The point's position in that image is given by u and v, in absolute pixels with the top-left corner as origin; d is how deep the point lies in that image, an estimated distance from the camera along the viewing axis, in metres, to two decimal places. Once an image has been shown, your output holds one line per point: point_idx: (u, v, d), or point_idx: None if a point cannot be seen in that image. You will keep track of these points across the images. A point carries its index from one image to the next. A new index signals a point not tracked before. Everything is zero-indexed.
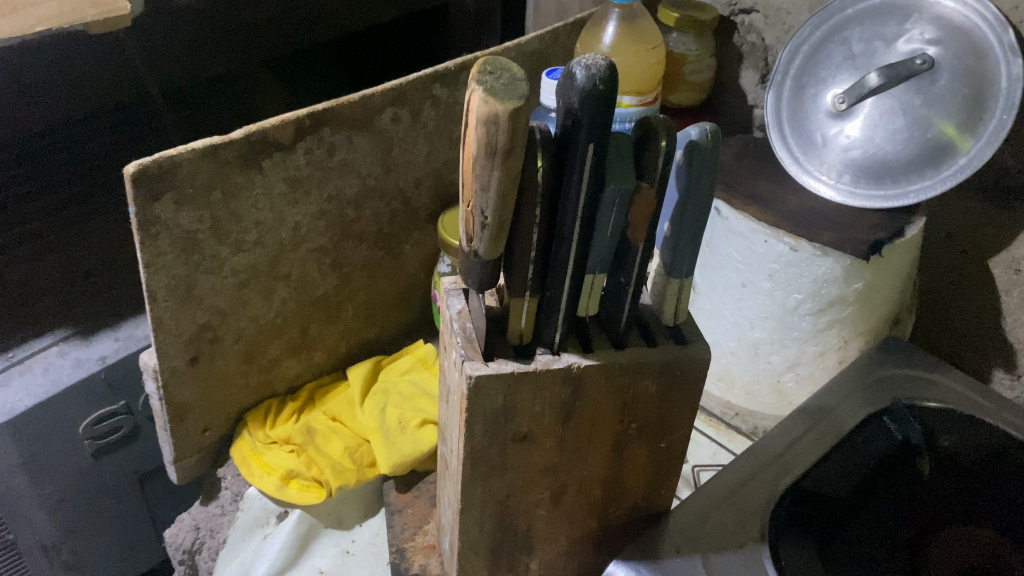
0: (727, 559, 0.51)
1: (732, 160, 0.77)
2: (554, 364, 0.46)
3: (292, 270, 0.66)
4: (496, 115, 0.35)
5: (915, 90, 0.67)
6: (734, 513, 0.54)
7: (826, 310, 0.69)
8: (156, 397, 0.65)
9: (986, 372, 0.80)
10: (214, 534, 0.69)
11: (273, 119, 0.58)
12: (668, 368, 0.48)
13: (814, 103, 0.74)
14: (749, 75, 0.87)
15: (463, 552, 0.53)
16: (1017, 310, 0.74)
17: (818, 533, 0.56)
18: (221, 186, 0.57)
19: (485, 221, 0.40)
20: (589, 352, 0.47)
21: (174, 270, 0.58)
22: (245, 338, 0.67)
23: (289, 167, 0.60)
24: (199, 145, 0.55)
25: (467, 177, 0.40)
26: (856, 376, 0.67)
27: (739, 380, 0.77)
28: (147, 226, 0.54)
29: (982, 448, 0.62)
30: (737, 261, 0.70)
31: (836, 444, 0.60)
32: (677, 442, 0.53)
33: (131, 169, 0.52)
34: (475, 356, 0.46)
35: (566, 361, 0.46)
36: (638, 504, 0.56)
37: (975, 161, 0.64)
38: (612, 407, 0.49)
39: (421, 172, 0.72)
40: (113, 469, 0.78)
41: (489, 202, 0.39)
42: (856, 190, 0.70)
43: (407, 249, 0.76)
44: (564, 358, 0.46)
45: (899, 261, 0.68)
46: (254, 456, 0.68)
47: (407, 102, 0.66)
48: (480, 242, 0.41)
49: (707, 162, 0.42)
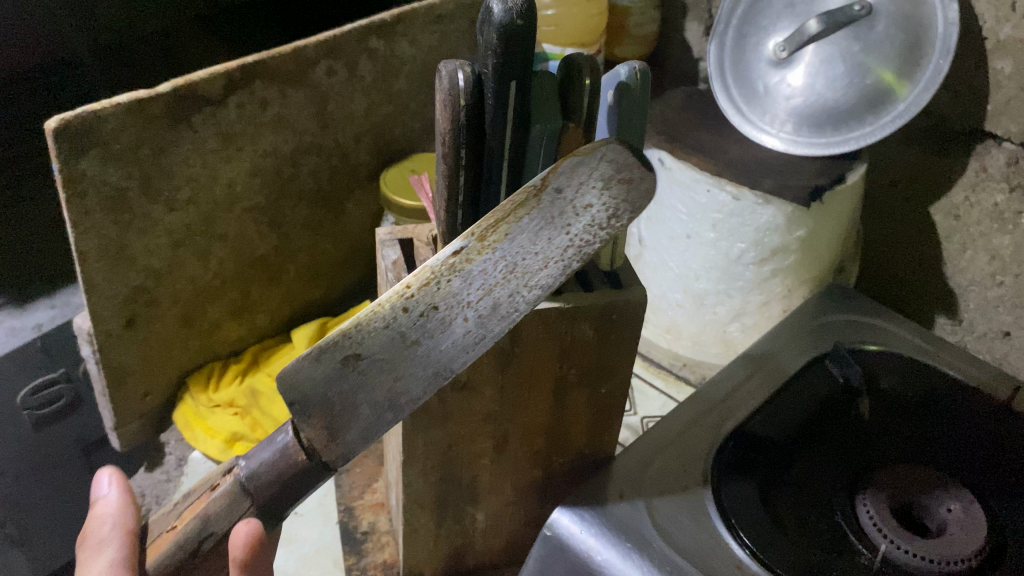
0: (668, 502, 0.52)
1: (675, 112, 0.78)
2: (582, 199, 0.37)
3: (228, 230, 0.66)
4: (490, 35, 0.37)
5: (854, 38, 0.66)
6: (676, 458, 0.55)
7: (769, 259, 0.70)
8: (92, 361, 0.64)
9: (930, 319, 0.81)
10: (161, 501, 0.70)
11: (201, 73, 0.57)
12: (605, 314, 0.47)
13: (755, 51, 0.73)
14: (694, 28, 0.86)
15: (407, 505, 0.53)
16: (957, 255, 0.75)
17: (759, 474, 0.56)
18: (149, 141, 0.56)
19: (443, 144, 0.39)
20: (434, 304, 0.37)
21: (104, 229, 0.57)
22: (183, 299, 0.66)
23: (204, 134, 0.59)
24: (125, 99, 0.53)
25: (445, 109, 0.38)
26: (800, 322, 0.68)
27: (686, 331, 0.78)
28: (73, 183, 0.53)
29: (922, 390, 0.63)
30: (681, 211, 0.71)
31: (777, 388, 0.61)
32: (617, 386, 0.52)
33: (52, 124, 0.50)
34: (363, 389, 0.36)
35: (508, 261, 0.37)
36: (582, 451, 0.56)
37: (914, 107, 0.65)
38: (552, 353, 0.48)
39: (360, 128, 0.71)
40: (57, 441, 0.76)
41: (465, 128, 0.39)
42: (799, 138, 0.70)
43: (349, 207, 0.76)
44: (627, 204, 0.37)
45: (841, 208, 0.69)
46: (197, 420, 0.69)
47: (342, 55, 0.64)
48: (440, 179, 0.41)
49: (636, 102, 0.42)
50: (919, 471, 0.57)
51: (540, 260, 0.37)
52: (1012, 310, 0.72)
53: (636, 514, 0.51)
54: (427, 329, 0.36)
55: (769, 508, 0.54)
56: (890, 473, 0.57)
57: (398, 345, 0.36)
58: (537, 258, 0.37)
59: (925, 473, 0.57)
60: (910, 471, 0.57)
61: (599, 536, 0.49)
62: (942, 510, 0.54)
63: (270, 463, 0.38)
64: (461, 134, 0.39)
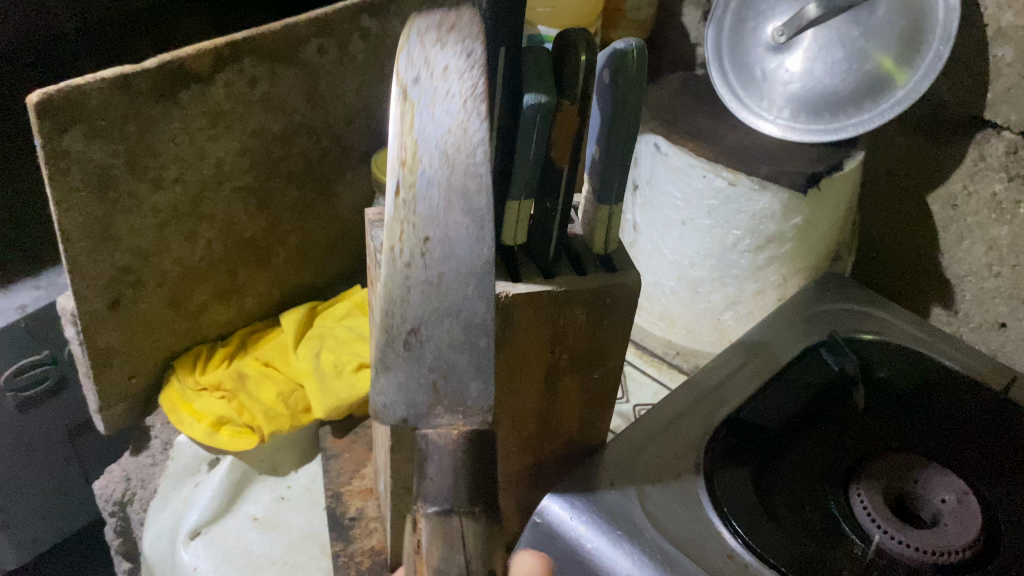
0: (659, 490, 0.51)
1: (672, 97, 0.77)
2: (433, 65, 0.34)
3: (216, 211, 0.65)
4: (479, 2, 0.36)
5: (853, 22, 0.66)
6: (668, 446, 0.54)
7: (765, 246, 0.70)
8: (77, 342, 0.63)
9: (925, 309, 0.80)
10: (146, 484, 0.70)
11: (188, 49, 0.56)
12: (598, 297, 0.46)
13: (754, 36, 0.72)
14: (691, 13, 0.85)
15: (395, 490, 0.52)
16: (954, 245, 0.74)
17: (753, 463, 0.55)
18: (135, 118, 0.55)
19: None
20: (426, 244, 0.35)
21: (88, 208, 0.56)
22: (169, 281, 0.65)
23: (192, 112, 0.58)
24: (110, 74, 0.52)
25: None
26: (795, 310, 0.67)
27: (680, 319, 0.78)
28: (56, 160, 0.52)
29: (918, 380, 0.63)
30: (676, 198, 0.70)
31: (772, 377, 0.61)
32: (608, 372, 0.52)
33: (34, 99, 0.49)
34: (466, 354, 0.36)
35: (441, 174, 0.35)
36: (572, 437, 0.55)
37: (913, 94, 0.64)
38: (544, 338, 0.47)
39: (353, 109, 0.70)
40: (42, 424, 0.75)
41: None
42: (795, 125, 0.69)
43: (340, 190, 0.75)
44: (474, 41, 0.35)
45: (838, 196, 0.68)
46: (184, 404, 0.67)
47: (334, 33, 0.63)
48: None
49: (633, 81, 0.40)
50: (913, 462, 0.56)
51: (460, 137, 0.34)
52: (1009, 300, 0.72)
53: (627, 501, 0.50)
54: (459, 280, 0.36)
55: (762, 497, 0.54)
56: (885, 463, 0.56)
57: (455, 316, 0.36)
58: (451, 142, 0.34)
59: (919, 463, 0.56)
60: (904, 461, 0.56)
61: (589, 523, 0.48)
62: (936, 500, 0.54)
63: (459, 473, 0.36)
64: None
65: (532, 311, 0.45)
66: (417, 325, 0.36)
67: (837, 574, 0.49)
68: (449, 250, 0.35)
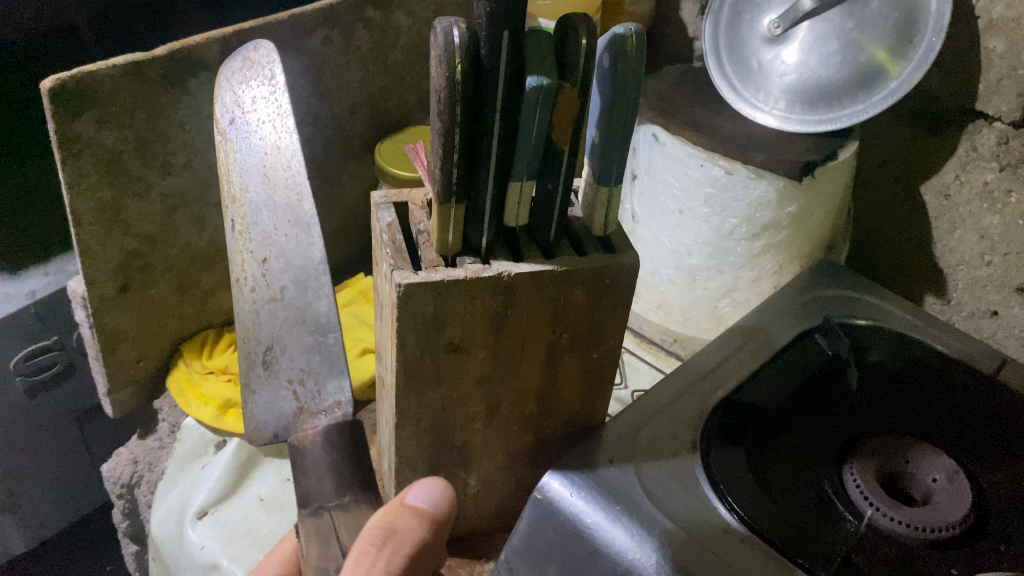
0: (658, 468, 0.52)
1: (669, 88, 0.78)
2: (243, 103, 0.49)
3: (222, 197, 0.66)
4: None
5: (848, 14, 0.67)
6: (667, 425, 0.56)
7: (761, 235, 0.71)
8: (87, 325, 0.64)
9: (919, 298, 0.82)
10: (153, 467, 0.71)
11: (197, 37, 0.57)
12: (598, 277, 0.47)
13: (750, 28, 0.73)
14: (688, 7, 0.87)
15: (400, 467, 0.54)
16: (946, 234, 0.76)
17: (749, 443, 0.57)
18: (145, 105, 0.56)
19: (437, 100, 0.39)
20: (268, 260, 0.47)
21: (99, 192, 0.57)
22: (177, 266, 0.67)
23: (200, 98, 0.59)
24: (120, 61, 0.53)
25: (438, 66, 0.38)
26: (792, 296, 0.69)
27: (678, 307, 0.79)
28: (68, 144, 0.53)
29: (911, 364, 0.64)
30: (674, 186, 0.72)
31: (767, 360, 0.62)
32: (608, 353, 0.53)
33: (48, 84, 0.50)
34: (317, 356, 0.47)
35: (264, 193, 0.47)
36: (572, 416, 0.57)
37: (906, 84, 0.65)
38: (545, 316, 0.48)
39: (356, 100, 0.72)
40: (51, 409, 0.76)
41: (458, 90, 0.38)
42: (791, 115, 0.70)
43: (343, 179, 0.77)
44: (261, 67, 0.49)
45: (832, 184, 0.69)
46: (191, 387, 0.69)
47: (338, 24, 0.65)
48: (436, 139, 0.40)
49: (632, 66, 0.41)
50: (904, 443, 0.57)
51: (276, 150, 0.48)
52: (999, 288, 0.74)
53: (627, 479, 0.51)
54: (299, 286, 0.47)
55: (757, 475, 0.55)
56: (875, 444, 0.58)
57: (301, 319, 0.47)
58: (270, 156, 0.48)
59: (910, 443, 0.57)
60: (896, 442, 0.57)
61: (589, 499, 0.49)
62: (928, 480, 0.55)
63: (331, 475, 0.42)
64: (456, 91, 0.38)
65: (533, 290, 0.46)
66: (270, 344, 0.47)
67: (829, 547, 0.50)
68: (288, 263, 0.47)
